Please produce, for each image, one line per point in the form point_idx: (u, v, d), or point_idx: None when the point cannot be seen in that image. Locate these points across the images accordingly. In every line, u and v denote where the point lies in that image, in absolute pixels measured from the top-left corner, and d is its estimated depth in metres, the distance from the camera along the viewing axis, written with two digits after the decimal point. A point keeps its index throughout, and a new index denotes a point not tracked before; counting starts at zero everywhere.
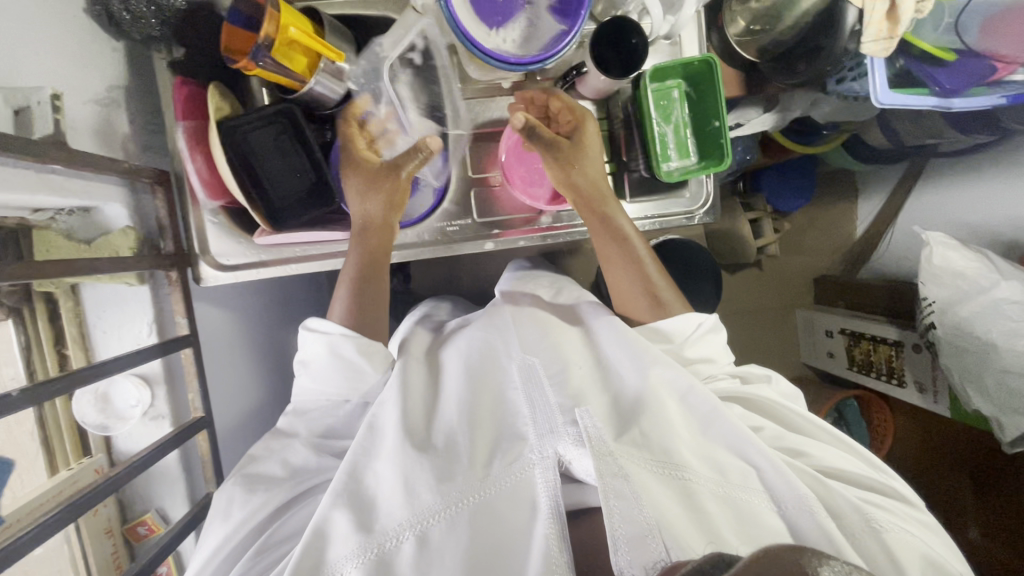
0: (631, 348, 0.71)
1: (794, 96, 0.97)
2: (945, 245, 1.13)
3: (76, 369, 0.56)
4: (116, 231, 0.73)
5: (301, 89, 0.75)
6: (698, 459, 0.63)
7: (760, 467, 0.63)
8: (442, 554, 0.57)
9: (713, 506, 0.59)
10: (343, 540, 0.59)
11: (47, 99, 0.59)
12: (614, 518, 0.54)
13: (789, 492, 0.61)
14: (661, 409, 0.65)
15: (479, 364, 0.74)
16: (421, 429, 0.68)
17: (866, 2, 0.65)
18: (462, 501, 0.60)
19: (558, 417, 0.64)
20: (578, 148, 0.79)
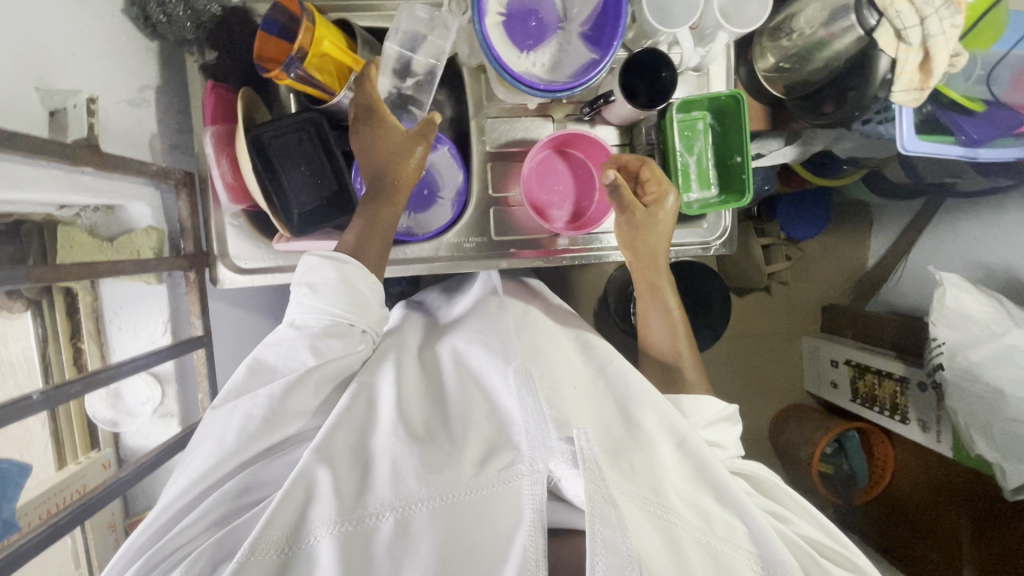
0: (637, 379, 0.75)
1: (816, 132, 0.94)
2: (960, 288, 1.12)
3: (93, 371, 0.57)
4: (139, 230, 0.74)
5: (330, 101, 0.76)
6: (685, 504, 0.62)
7: (745, 519, 0.62)
8: (418, 544, 0.56)
9: (696, 555, 0.58)
10: (325, 501, 0.58)
11: (83, 102, 0.59)
12: (597, 541, 0.52)
13: (773, 556, 0.59)
14: (651, 450, 0.66)
15: (481, 376, 0.76)
16: (414, 423, 0.68)
17: (900, 51, 0.64)
18: (447, 495, 0.60)
19: (553, 432, 0.62)
20: (655, 224, 0.81)
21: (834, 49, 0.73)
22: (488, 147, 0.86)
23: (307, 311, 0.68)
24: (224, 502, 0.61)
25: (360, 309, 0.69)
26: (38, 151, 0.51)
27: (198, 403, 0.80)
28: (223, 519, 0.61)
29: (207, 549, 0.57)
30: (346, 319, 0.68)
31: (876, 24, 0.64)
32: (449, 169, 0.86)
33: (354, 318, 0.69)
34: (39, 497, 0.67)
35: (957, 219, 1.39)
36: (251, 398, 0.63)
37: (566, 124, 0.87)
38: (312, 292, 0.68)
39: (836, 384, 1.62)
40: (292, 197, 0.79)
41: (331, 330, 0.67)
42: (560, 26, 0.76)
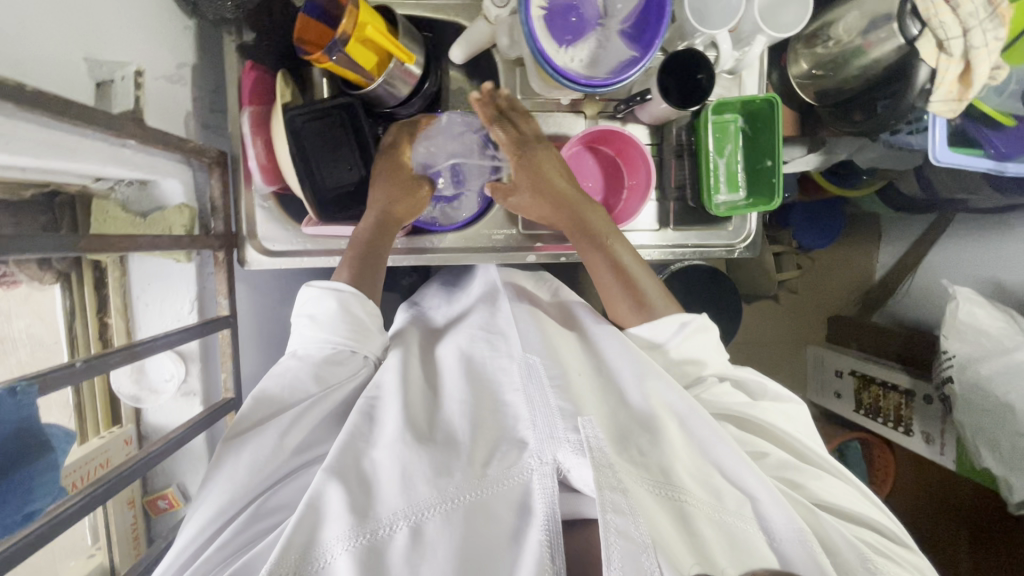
0: (628, 352, 0.73)
1: (840, 140, 0.92)
2: (972, 301, 1.14)
3: (132, 344, 0.56)
4: (172, 207, 0.74)
5: (367, 86, 0.75)
6: (692, 481, 0.65)
7: (759, 495, 0.64)
8: (435, 550, 0.56)
9: (706, 530, 0.61)
10: (337, 518, 0.57)
11: (131, 75, 0.63)
12: (611, 533, 0.53)
13: (784, 524, 0.63)
14: (662, 430, 0.66)
15: (482, 367, 0.74)
16: (419, 425, 0.67)
17: (939, 62, 0.65)
18: (459, 498, 0.59)
19: (560, 420, 0.62)
20: (536, 169, 0.80)
21: (871, 58, 0.73)
22: None
23: (310, 343, 0.70)
24: (238, 530, 0.61)
25: (361, 334, 0.72)
26: (93, 122, 0.52)
27: (221, 382, 0.80)
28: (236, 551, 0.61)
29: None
30: (346, 345, 0.70)
31: (918, 33, 0.65)
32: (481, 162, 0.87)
33: (355, 344, 0.71)
34: (74, 464, 0.67)
35: (969, 234, 1.39)
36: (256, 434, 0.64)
37: (597, 121, 0.87)
38: (316, 323, 0.71)
39: (841, 394, 1.60)
40: (317, 192, 0.79)
41: (332, 357, 0.70)
42: (599, 22, 0.76)
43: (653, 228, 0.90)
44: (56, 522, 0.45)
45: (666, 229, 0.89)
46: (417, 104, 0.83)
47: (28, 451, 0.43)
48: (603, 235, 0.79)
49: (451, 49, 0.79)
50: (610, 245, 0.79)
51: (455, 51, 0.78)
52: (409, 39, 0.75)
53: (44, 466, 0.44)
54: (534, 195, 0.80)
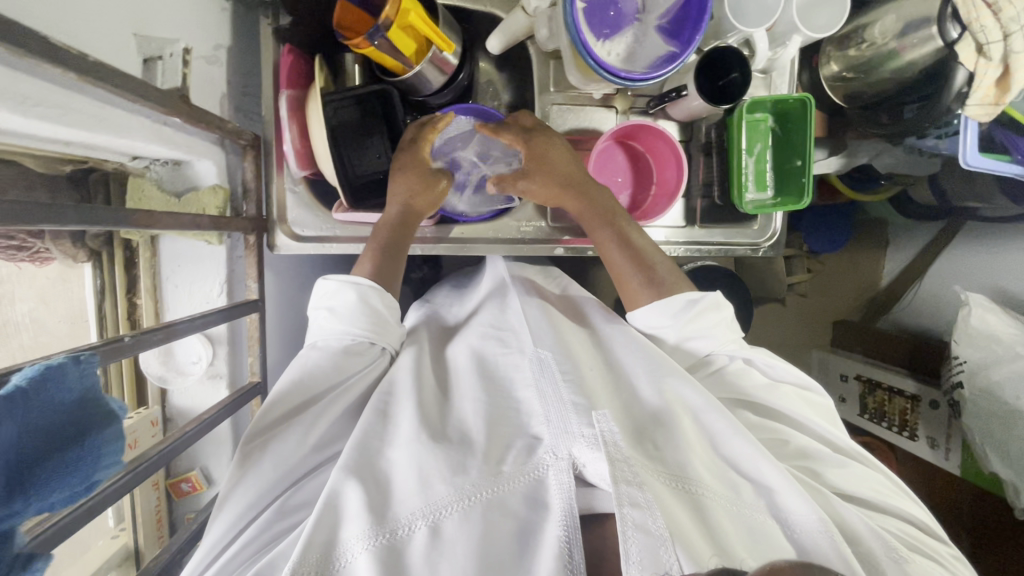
0: (642, 352, 0.72)
1: (862, 143, 0.94)
2: (984, 308, 1.15)
3: (173, 322, 0.55)
4: (205, 188, 0.74)
5: (406, 73, 0.75)
6: (710, 474, 0.61)
7: (772, 484, 0.60)
8: (455, 548, 0.53)
9: (726, 523, 0.57)
10: (354, 520, 0.53)
11: (178, 52, 0.62)
12: (628, 525, 0.50)
13: (803, 517, 0.58)
14: (677, 427, 0.63)
15: (495, 367, 0.72)
16: (432, 423, 0.64)
17: (979, 65, 0.66)
18: (477, 495, 0.56)
19: (574, 415, 0.59)
20: (544, 162, 0.79)
21: (905, 61, 0.74)
22: None
23: (329, 333, 0.67)
24: (263, 527, 0.58)
25: (379, 326, 0.70)
26: (144, 97, 0.51)
27: (248, 366, 0.80)
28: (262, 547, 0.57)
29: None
30: (366, 336, 0.68)
31: (958, 37, 0.66)
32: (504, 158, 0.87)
33: (374, 336, 0.69)
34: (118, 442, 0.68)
35: (980, 240, 1.35)
36: (273, 438, 0.61)
37: (628, 116, 0.88)
38: (334, 316, 0.68)
39: (845, 399, 1.58)
40: (347, 179, 0.79)
41: (351, 348, 0.67)
42: (638, 16, 0.76)
43: (679, 225, 0.90)
44: (104, 496, 0.44)
45: (692, 227, 0.89)
46: (449, 94, 0.83)
47: (99, 421, 0.37)
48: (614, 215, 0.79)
49: (488, 38, 0.79)
50: (621, 224, 0.79)
51: (494, 40, 0.78)
52: (447, 27, 0.75)
53: (117, 441, 0.37)
54: (542, 178, 0.79)
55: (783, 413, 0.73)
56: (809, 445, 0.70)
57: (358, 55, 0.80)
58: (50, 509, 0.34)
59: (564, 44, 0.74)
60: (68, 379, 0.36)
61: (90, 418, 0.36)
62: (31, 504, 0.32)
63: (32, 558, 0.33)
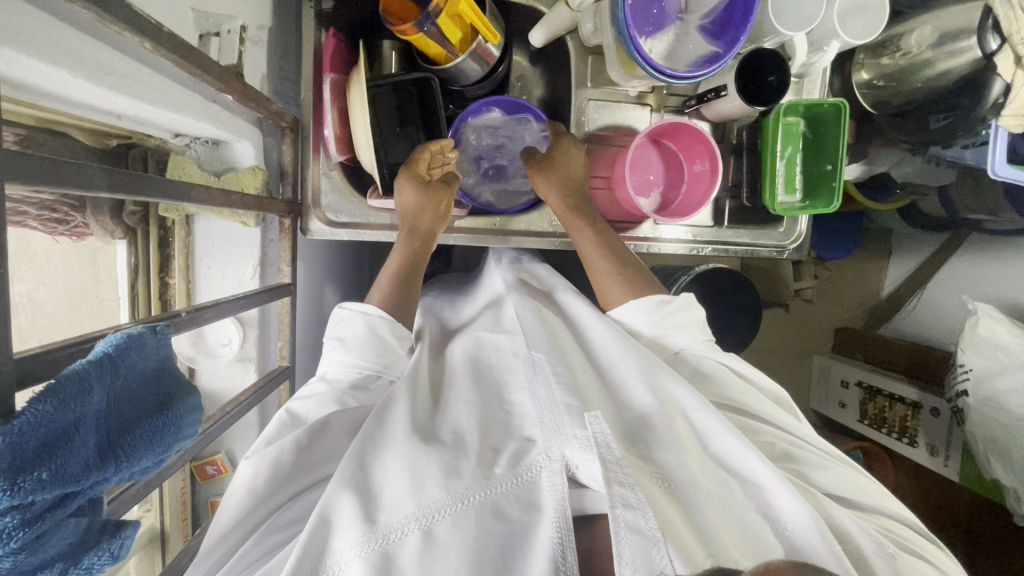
0: (627, 348, 0.69)
1: (883, 152, 0.97)
2: (994, 317, 1.09)
3: (220, 301, 0.56)
4: (245, 168, 0.73)
5: (450, 62, 0.75)
6: (702, 473, 0.59)
7: (765, 484, 0.58)
8: (448, 552, 0.49)
9: (716, 523, 0.54)
10: (347, 531, 0.51)
11: (236, 30, 0.61)
12: (620, 526, 0.46)
13: (794, 514, 0.56)
14: (668, 426, 0.61)
15: (492, 370, 0.71)
16: (422, 425, 0.62)
17: (1015, 77, 0.68)
18: (470, 499, 0.53)
19: (568, 417, 0.56)
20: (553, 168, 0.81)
21: (938, 71, 0.76)
22: (585, 130, 0.87)
23: (337, 365, 0.67)
24: (258, 542, 0.55)
25: (387, 357, 0.68)
26: (207, 72, 0.51)
27: (277, 350, 0.80)
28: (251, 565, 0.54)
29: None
30: (374, 369, 0.67)
31: (997, 48, 0.69)
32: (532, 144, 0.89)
33: (381, 368, 0.67)
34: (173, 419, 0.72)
35: (988, 254, 1.33)
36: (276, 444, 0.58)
37: (662, 114, 0.88)
38: (342, 345, 0.68)
39: (844, 404, 1.58)
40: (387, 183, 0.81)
41: (358, 381, 0.66)
42: (680, 16, 0.77)
43: (706, 224, 0.90)
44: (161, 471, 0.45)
45: (719, 227, 0.90)
46: (486, 87, 0.83)
47: (178, 392, 0.40)
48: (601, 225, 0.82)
49: (532, 31, 0.81)
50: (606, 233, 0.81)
51: (535, 33, 0.79)
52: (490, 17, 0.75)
53: (193, 413, 0.40)
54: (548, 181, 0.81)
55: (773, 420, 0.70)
56: (797, 449, 0.68)
57: (396, 42, 0.80)
58: (134, 475, 0.37)
59: (608, 40, 0.74)
60: (147, 350, 0.38)
61: (169, 389, 0.39)
62: (120, 471, 0.35)
63: (122, 525, 0.36)
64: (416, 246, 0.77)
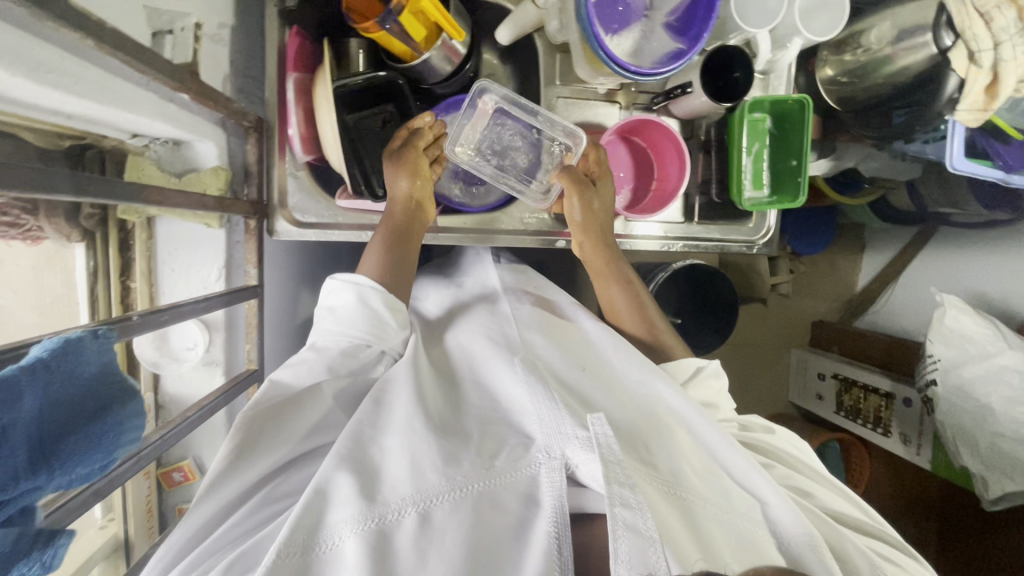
0: (634, 358, 0.68)
1: (849, 147, 0.99)
2: (958, 308, 1.08)
3: (179, 305, 0.55)
4: (207, 169, 0.72)
5: (415, 59, 0.75)
6: (701, 481, 0.59)
7: (768, 501, 0.59)
8: (445, 537, 0.49)
9: (715, 533, 0.55)
10: (345, 505, 0.50)
11: (191, 27, 0.62)
12: (619, 525, 0.46)
13: (794, 527, 0.58)
14: (670, 436, 0.61)
15: (489, 367, 0.69)
16: (427, 409, 0.60)
17: (969, 73, 0.70)
18: (469, 487, 0.53)
19: (568, 417, 0.56)
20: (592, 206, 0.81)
21: (897, 67, 0.77)
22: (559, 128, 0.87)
23: (327, 334, 0.64)
24: (251, 512, 0.55)
25: (380, 327, 0.66)
26: (158, 70, 0.50)
27: (244, 353, 0.79)
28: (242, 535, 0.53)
29: (227, 565, 0.48)
30: (365, 338, 0.64)
31: (951, 44, 0.71)
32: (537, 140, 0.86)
33: (373, 337, 0.65)
34: None
35: (956, 247, 1.35)
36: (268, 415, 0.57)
37: (631, 111, 0.89)
38: (333, 315, 0.65)
39: (821, 397, 1.59)
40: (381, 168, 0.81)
41: (348, 349, 0.64)
42: (645, 13, 0.77)
43: (676, 220, 0.91)
44: (111, 478, 0.44)
45: (689, 224, 0.91)
46: (454, 85, 0.83)
47: (118, 398, 0.38)
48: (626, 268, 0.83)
49: (498, 30, 0.80)
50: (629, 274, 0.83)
51: (502, 31, 0.78)
52: (455, 15, 0.75)
53: (134, 420, 0.38)
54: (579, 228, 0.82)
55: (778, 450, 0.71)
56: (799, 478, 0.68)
57: (362, 40, 0.79)
58: (69, 485, 0.36)
59: (573, 35, 0.73)
60: (87, 354, 0.37)
61: (109, 396, 0.37)
62: (54, 479, 0.34)
63: (56, 534, 0.35)
64: (398, 218, 0.75)
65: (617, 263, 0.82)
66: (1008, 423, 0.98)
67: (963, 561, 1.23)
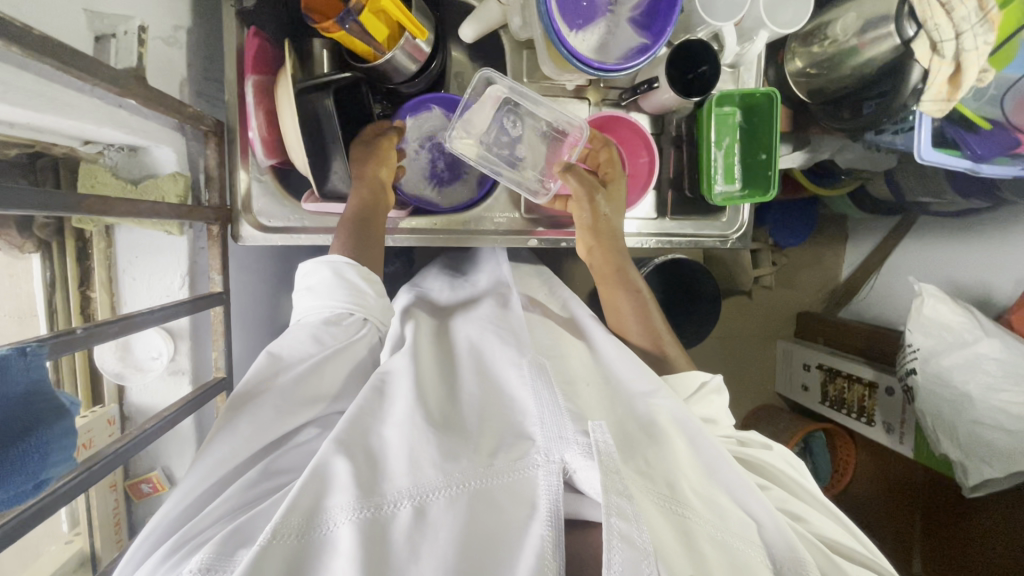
0: (640, 367, 0.65)
1: (824, 140, 0.98)
2: (936, 297, 1.06)
3: (131, 315, 0.54)
4: (165, 175, 0.71)
5: (377, 59, 0.74)
6: (699, 499, 0.55)
7: (761, 520, 0.56)
8: (438, 533, 0.47)
9: (710, 551, 0.51)
10: (342, 490, 0.48)
11: (135, 31, 0.61)
12: (613, 535, 0.45)
13: (787, 549, 0.54)
14: (668, 443, 0.58)
15: (491, 364, 0.66)
16: (430, 403, 0.59)
17: (933, 62, 0.71)
18: (465, 484, 0.50)
19: (570, 422, 0.53)
20: (599, 209, 0.79)
21: (864, 58, 0.77)
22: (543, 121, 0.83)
23: (308, 311, 0.65)
24: (243, 489, 0.53)
25: (358, 297, 0.67)
26: (95, 76, 0.49)
27: (211, 362, 0.78)
28: (235, 510, 0.52)
29: (221, 539, 0.46)
30: (346, 307, 0.65)
31: (913, 35, 0.70)
32: (535, 128, 0.84)
33: (355, 306, 0.66)
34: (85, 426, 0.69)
35: (934, 236, 1.34)
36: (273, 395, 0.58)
37: (601, 109, 0.88)
38: (311, 292, 0.66)
39: (806, 387, 1.58)
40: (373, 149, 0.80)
41: (330, 319, 0.64)
42: (609, 8, 0.76)
43: (650, 217, 0.91)
44: (57, 495, 0.44)
45: (663, 220, 0.90)
46: (421, 84, 0.81)
47: (46, 418, 0.40)
48: (633, 277, 0.81)
49: (461, 28, 0.78)
50: (635, 281, 0.80)
51: (466, 28, 0.76)
52: (418, 13, 0.74)
53: (62, 438, 0.40)
54: (588, 234, 0.80)
55: (775, 470, 0.67)
56: (798, 507, 0.64)
57: (325, 40, 0.78)
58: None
59: (537, 31, 0.72)
60: (13, 372, 0.38)
61: (37, 415, 0.39)
62: None
63: None
64: (365, 195, 0.73)
65: (617, 262, 0.80)
66: (986, 412, 0.97)
67: (945, 550, 1.23)
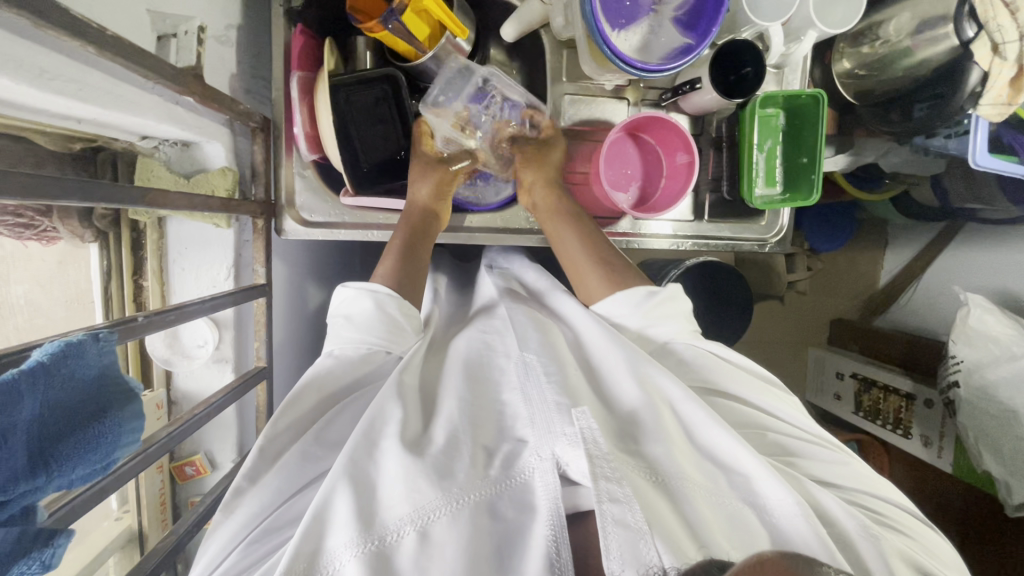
0: (615, 340, 0.63)
1: (869, 142, 0.94)
2: (984, 308, 1.02)
3: (185, 304, 0.56)
4: (215, 170, 0.74)
5: (420, 58, 0.75)
6: (689, 463, 0.53)
7: (748, 471, 0.52)
8: (444, 552, 0.46)
9: (708, 513, 0.49)
10: (344, 526, 0.46)
11: (194, 30, 0.63)
12: (607, 521, 0.43)
13: (776, 495, 0.51)
14: (657, 420, 0.55)
15: (487, 372, 0.64)
16: (415, 421, 0.57)
17: (993, 65, 0.68)
18: (464, 499, 0.49)
19: (557, 415, 0.53)
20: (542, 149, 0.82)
21: (918, 59, 0.75)
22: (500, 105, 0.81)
23: (345, 342, 0.64)
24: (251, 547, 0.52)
25: (395, 334, 0.66)
26: (158, 74, 0.51)
27: (252, 351, 0.80)
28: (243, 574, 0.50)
29: None
30: (382, 344, 0.65)
31: (974, 36, 0.68)
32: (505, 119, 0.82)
33: (389, 344, 0.65)
34: None
35: (984, 244, 1.29)
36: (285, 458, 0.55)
37: (639, 108, 0.87)
38: (349, 323, 0.66)
39: (840, 396, 1.51)
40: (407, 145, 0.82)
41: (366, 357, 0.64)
42: (654, 7, 0.74)
43: (686, 218, 0.90)
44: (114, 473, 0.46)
45: (699, 223, 0.89)
46: None
47: (117, 401, 0.42)
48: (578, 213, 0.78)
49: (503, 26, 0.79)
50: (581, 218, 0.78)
51: (507, 28, 0.77)
52: (460, 12, 0.75)
53: (132, 420, 0.43)
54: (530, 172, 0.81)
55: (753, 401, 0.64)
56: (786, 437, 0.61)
57: (369, 40, 0.79)
58: (70, 483, 0.40)
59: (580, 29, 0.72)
60: (86, 356, 0.41)
61: (108, 397, 0.42)
62: (55, 479, 0.38)
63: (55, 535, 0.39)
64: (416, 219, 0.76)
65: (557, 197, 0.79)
66: None
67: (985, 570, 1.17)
